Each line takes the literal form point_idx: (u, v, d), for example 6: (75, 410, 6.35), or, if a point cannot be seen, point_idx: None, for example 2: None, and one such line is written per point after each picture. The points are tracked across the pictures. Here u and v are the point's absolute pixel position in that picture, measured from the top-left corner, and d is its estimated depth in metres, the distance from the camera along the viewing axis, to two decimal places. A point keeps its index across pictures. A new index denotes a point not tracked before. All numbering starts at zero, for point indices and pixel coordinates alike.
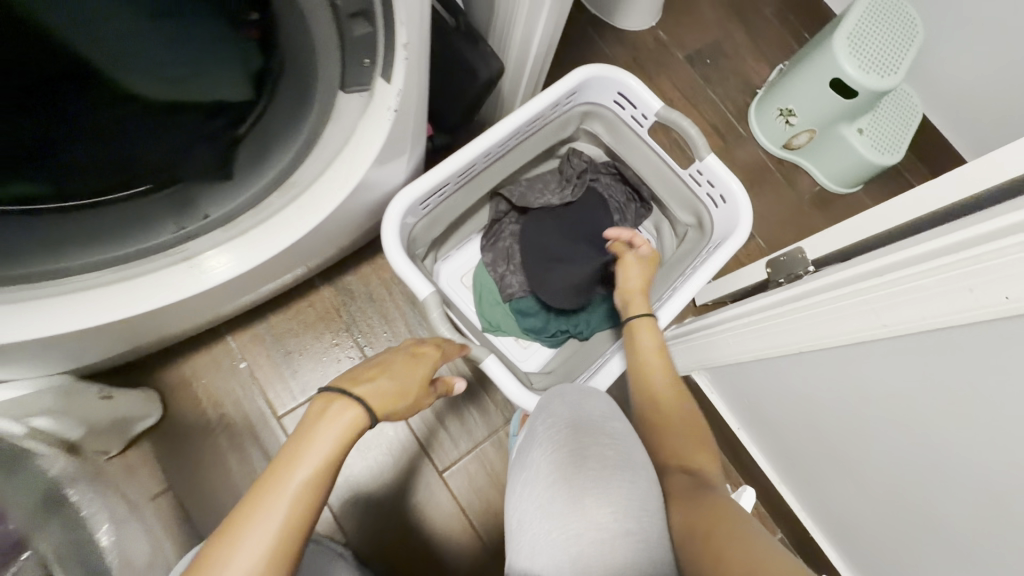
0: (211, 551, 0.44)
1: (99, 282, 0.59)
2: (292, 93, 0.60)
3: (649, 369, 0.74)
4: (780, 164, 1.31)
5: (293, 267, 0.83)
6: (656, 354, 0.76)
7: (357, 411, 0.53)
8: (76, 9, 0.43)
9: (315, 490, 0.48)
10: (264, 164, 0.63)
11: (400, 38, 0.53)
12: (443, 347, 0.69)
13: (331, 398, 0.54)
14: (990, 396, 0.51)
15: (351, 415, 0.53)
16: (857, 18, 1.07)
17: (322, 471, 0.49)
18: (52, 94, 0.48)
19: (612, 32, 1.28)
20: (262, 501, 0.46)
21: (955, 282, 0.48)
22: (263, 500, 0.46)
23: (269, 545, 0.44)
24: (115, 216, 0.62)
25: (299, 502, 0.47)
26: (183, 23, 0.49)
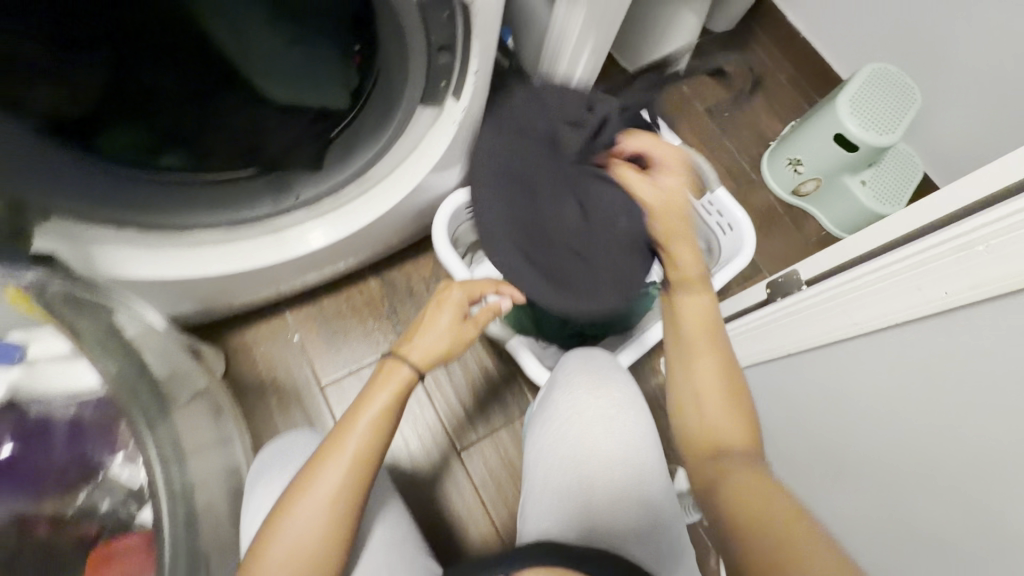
0: (307, 472, 0.58)
1: (214, 240, 0.77)
2: (382, 106, 0.72)
3: (690, 350, 0.70)
4: (789, 208, 1.43)
5: (351, 255, 0.97)
6: (709, 337, 0.69)
7: (407, 370, 0.64)
8: (235, 23, 0.58)
9: (381, 433, 0.61)
10: (350, 159, 0.77)
11: (473, 67, 0.67)
12: (468, 284, 0.71)
13: (391, 359, 0.65)
14: None
15: (401, 373, 0.64)
16: (860, 83, 1.21)
17: (386, 418, 0.61)
18: (204, 84, 0.63)
19: (640, 83, 1.46)
20: (345, 437, 0.59)
21: (909, 283, 0.59)
22: (341, 438, 0.60)
23: (348, 470, 0.58)
24: (229, 190, 0.75)
25: (368, 443, 0.60)
26: (307, 37, 0.63)
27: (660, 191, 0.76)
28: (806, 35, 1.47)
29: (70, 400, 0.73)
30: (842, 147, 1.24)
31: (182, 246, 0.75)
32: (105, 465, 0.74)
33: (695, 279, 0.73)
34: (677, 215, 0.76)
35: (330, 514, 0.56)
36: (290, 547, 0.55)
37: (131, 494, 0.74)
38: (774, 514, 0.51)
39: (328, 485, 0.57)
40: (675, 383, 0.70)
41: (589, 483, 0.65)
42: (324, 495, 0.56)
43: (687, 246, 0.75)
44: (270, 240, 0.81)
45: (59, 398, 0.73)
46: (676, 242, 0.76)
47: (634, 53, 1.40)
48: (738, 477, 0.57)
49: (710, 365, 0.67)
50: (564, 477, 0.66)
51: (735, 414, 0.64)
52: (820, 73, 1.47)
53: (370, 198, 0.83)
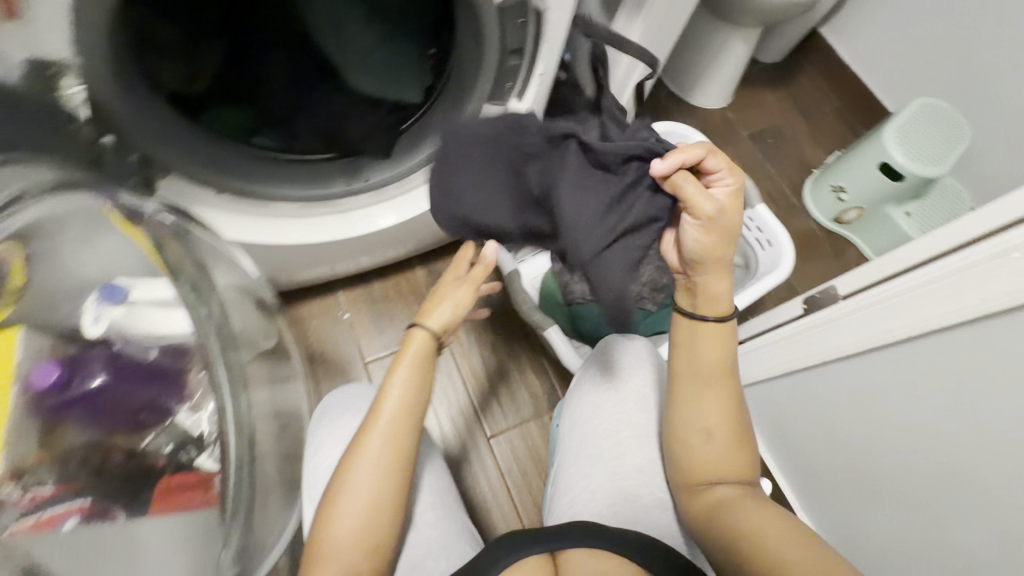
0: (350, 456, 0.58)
1: (290, 211, 0.84)
2: (450, 101, 0.80)
3: (694, 380, 0.63)
4: (830, 235, 1.41)
5: (400, 245, 1.03)
6: (711, 360, 0.63)
7: (423, 335, 0.62)
8: (336, 19, 0.69)
9: (415, 408, 0.60)
10: (417, 149, 0.84)
11: (538, 69, 0.76)
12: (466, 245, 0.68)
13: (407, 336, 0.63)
14: (990, 397, 0.60)
15: (418, 341, 0.62)
16: (909, 115, 1.23)
17: (417, 394, 0.60)
18: (303, 71, 0.72)
19: (686, 106, 1.47)
20: (376, 418, 0.59)
21: (942, 289, 0.61)
22: (376, 416, 0.59)
23: (391, 441, 0.58)
24: (308, 169, 0.83)
25: (401, 420, 0.59)
26: (393, 34, 0.73)
27: (702, 229, 0.59)
28: (856, 68, 1.50)
29: (154, 342, 0.72)
30: (886, 175, 1.25)
31: (260, 215, 0.82)
32: (172, 411, 0.72)
33: (719, 317, 0.62)
34: (726, 247, 0.60)
35: (381, 491, 0.57)
36: (350, 527, 0.55)
37: (195, 444, 0.71)
38: (787, 542, 0.52)
39: (370, 465, 0.57)
40: (673, 413, 0.64)
41: (619, 460, 0.68)
42: (372, 474, 0.57)
43: (710, 274, 0.61)
44: (336, 219, 0.88)
45: (143, 340, 0.72)
46: (704, 269, 0.61)
47: (682, 76, 1.44)
48: (745, 510, 0.57)
49: (710, 395, 0.63)
50: (596, 450, 0.70)
51: (734, 443, 0.62)
52: (868, 105, 1.48)
53: (429, 188, 0.89)
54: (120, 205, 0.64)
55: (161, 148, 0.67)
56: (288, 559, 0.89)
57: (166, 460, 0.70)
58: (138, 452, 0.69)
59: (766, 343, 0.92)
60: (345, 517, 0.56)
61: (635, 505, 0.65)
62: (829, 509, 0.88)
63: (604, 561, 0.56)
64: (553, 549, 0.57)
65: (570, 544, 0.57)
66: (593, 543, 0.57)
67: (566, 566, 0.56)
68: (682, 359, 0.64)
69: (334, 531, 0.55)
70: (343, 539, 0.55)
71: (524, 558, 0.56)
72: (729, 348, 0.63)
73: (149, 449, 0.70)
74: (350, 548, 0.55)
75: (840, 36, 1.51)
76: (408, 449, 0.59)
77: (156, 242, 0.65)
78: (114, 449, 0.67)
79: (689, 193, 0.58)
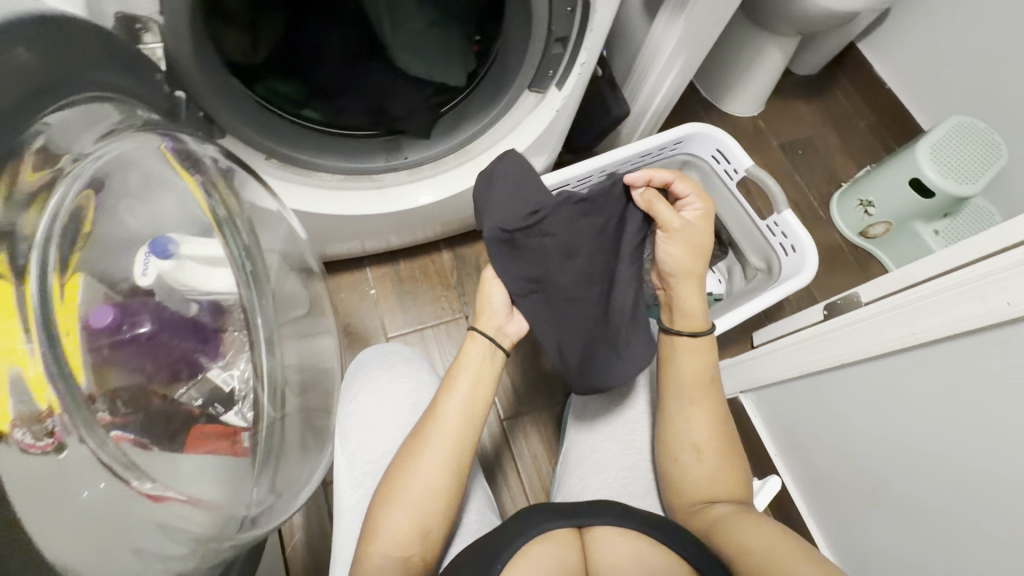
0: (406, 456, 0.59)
1: (328, 183, 0.87)
2: (493, 87, 0.83)
3: (682, 394, 0.66)
4: (854, 249, 1.39)
5: (429, 227, 1.05)
6: (693, 374, 0.67)
7: (484, 341, 0.67)
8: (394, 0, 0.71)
9: (476, 412, 0.62)
10: (455, 131, 0.88)
11: (580, 59, 0.79)
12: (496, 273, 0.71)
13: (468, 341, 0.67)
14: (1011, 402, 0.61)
15: (480, 347, 0.66)
16: (943, 132, 1.22)
17: (478, 398, 0.63)
18: (357, 48, 0.76)
19: (718, 112, 1.47)
20: (438, 414, 0.61)
21: (968, 294, 0.62)
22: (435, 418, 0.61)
23: (453, 439, 0.60)
24: (350, 144, 0.87)
25: (459, 421, 0.61)
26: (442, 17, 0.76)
27: (674, 239, 0.70)
28: (892, 86, 1.50)
29: (197, 296, 0.61)
30: (918, 192, 1.24)
31: (303, 184, 0.85)
32: (207, 368, 0.60)
33: (695, 330, 0.68)
34: (695, 258, 0.70)
35: (440, 485, 0.58)
36: (406, 516, 0.56)
37: (226, 401, 0.60)
38: (779, 547, 0.51)
39: (433, 459, 0.58)
40: (664, 427, 0.66)
41: (631, 435, 0.71)
42: (433, 467, 0.58)
43: (688, 284, 0.69)
44: (373, 194, 0.90)
45: (186, 291, 0.60)
46: (676, 281, 0.70)
47: (716, 82, 1.44)
48: (736, 526, 0.56)
49: (695, 407, 0.65)
50: (608, 428, 0.73)
51: (722, 459, 0.64)
52: (901, 123, 1.47)
53: (463, 170, 0.92)
54: (177, 148, 0.57)
55: (223, 111, 0.71)
56: (303, 520, 0.92)
57: (199, 411, 0.58)
58: (173, 402, 0.55)
59: (781, 346, 0.92)
60: (404, 506, 0.56)
61: (643, 478, 0.68)
62: (836, 515, 0.87)
63: (631, 540, 0.56)
64: (579, 523, 0.57)
65: (596, 519, 0.57)
66: (617, 520, 0.57)
67: (593, 541, 0.56)
68: (669, 374, 0.68)
69: (388, 518, 0.56)
70: (399, 527, 0.55)
71: (550, 530, 0.56)
72: (711, 362, 0.68)
73: (183, 400, 0.56)
74: (405, 544, 0.55)
75: (877, 53, 1.51)
76: (467, 447, 0.61)
77: (204, 181, 0.61)
78: (155, 398, 0.53)
79: (657, 206, 0.72)
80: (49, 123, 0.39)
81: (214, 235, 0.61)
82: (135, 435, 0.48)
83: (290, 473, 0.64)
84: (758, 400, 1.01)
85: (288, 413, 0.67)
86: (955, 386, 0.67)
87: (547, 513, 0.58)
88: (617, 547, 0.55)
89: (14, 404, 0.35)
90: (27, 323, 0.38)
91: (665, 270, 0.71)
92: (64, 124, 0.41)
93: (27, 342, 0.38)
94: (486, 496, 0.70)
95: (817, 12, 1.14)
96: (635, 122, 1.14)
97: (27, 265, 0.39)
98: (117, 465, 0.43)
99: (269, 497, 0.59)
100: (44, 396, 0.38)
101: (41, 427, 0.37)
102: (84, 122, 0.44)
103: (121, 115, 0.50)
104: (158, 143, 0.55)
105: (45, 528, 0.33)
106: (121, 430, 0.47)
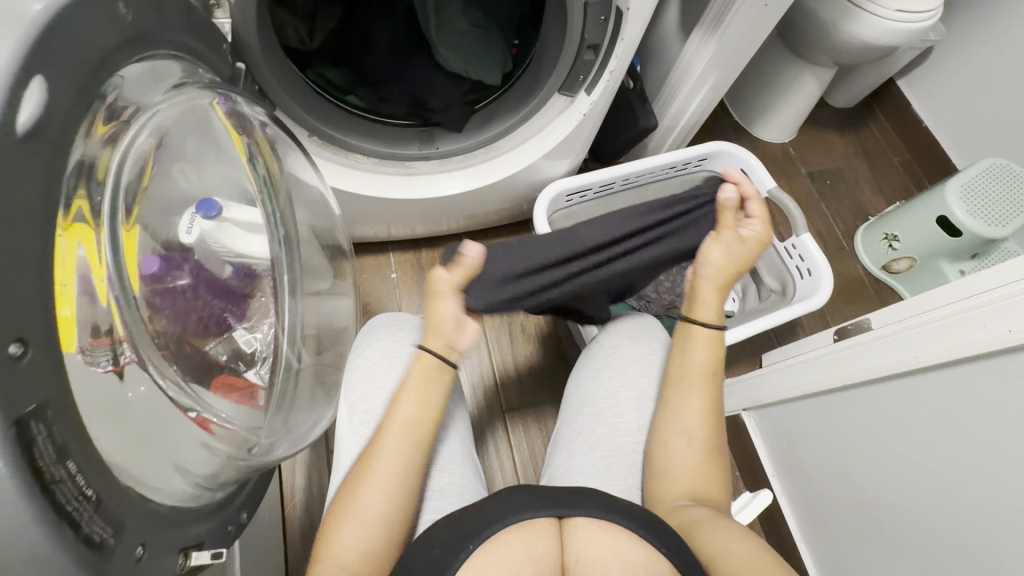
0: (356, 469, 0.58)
1: (362, 165, 0.92)
2: (526, 88, 0.88)
3: (684, 384, 0.66)
4: (877, 284, 1.35)
5: (452, 218, 1.09)
6: (700, 363, 0.67)
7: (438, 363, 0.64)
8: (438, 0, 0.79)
9: (418, 427, 0.60)
10: (487, 126, 0.92)
11: (610, 66, 0.83)
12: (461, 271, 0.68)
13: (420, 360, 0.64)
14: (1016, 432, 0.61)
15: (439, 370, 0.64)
16: (976, 173, 1.19)
17: (424, 414, 0.61)
18: (408, 41, 0.84)
19: (748, 136, 1.48)
20: (379, 438, 0.59)
21: (974, 320, 0.63)
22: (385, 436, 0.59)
23: (400, 461, 0.57)
24: (388, 132, 0.92)
25: (411, 440, 0.59)
26: (481, 17, 0.82)
27: (722, 240, 0.74)
28: (929, 123, 1.48)
29: (232, 258, 0.64)
30: (945, 231, 1.21)
31: (340, 164, 0.91)
32: (232, 329, 0.62)
33: (706, 322, 0.70)
34: (732, 262, 0.72)
35: (388, 508, 0.55)
36: (354, 536, 0.53)
37: (247, 360, 0.63)
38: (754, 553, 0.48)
39: (378, 482, 0.56)
40: (661, 414, 0.65)
41: (617, 418, 0.69)
42: (378, 492, 0.55)
43: (710, 280, 0.72)
44: (403, 180, 0.95)
45: (223, 253, 0.63)
46: (704, 285, 0.72)
47: (748, 106, 1.46)
48: (717, 527, 0.53)
49: (696, 397, 0.65)
50: (592, 409, 0.71)
51: (709, 456, 0.62)
52: (936, 160, 1.45)
53: (491, 165, 0.96)
54: (230, 108, 0.63)
55: (278, 90, 0.77)
56: (304, 481, 0.96)
57: (223, 362, 0.59)
58: (201, 353, 0.56)
59: (785, 363, 0.92)
60: (355, 525, 0.54)
61: (627, 457, 0.66)
62: (829, 536, 0.86)
63: (615, 536, 0.49)
64: (560, 513, 0.51)
65: (577, 510, 0.51)
66: (600, 513, 0.50)
67: (572, 533, 0.49)
68: (675, 361, 0.69)
69: (339, 537, 0.53)
70: (347, 547, 0.53)
71: (529, 516, 0.50)
72: (717, 357, 0.68)
73: (211, 352, 0.58)
74: (354, 559, 0.52)
75: (916, 90, 1.49)
76: (412, 470, 0.58)
77: (250, 142, 0.66)
78: (187, 346, 0.54)
79: (726, 212, 0.76)
80: (124, 76, 0.44)
81: (256, 205, 0.66)
82: (178, 369, 0.50)
83: (298, 423, 0.68)
84: (761, 419, 1.00)
85: (303, 367, 0.71)
86: (960, 411, 0.67)
87: (530, 497, 0.52)
88: (597, 543, 0.48)
89: (85, 303, 0.38)
90: (101, 248, 0.41)
91: (699, 265, 0.74)
92: (136, 77, 0.46)
93: (100, 254, 0.41)
94: (474, 467, 0.70)
95: (855, 43, 1.15)
96: (662, 136, 1.17)
97: (101, 205, 0.41)
98: (176, 392, 0.48)
99: (281, 431, 0.63)
100: (106, 301, 0.40)
101: (109, 352, 0.40)
102: (152, 78, 0.49)
103: (187, 74, 0.55)
104: (212, 101, 0.59)
105: (99, 425, 0.36)
106: (171, 361, 0.49)
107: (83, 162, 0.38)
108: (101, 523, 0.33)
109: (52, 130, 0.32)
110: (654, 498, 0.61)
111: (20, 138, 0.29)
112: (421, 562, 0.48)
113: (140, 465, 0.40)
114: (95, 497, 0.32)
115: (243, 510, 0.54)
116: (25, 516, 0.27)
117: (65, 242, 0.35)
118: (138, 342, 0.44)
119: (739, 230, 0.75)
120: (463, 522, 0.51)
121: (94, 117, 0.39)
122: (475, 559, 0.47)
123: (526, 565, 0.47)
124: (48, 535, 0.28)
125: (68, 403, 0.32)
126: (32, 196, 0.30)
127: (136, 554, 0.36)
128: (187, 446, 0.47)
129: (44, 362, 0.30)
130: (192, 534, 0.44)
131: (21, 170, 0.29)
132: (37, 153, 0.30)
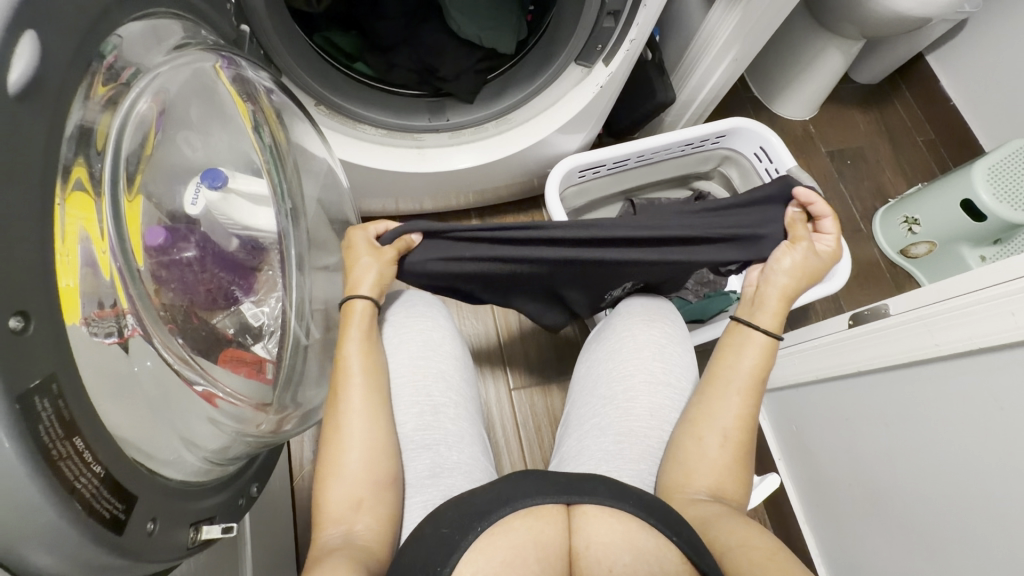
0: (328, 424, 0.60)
1: (371, 138, 0.89)
2: (540, 58, 0.85)
3: (732, 384, 0.64)
4: (893, 267, 1.32)
5: (460, 194, 1.06)
6: (751, 367, 0.65)
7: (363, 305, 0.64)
8: None
9: (375, 382, 0.62)
10: (499, 99, 0.89)
11: (630, 35, 0.79)
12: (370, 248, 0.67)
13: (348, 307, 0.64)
14: None
15: (361, 309, 0.64)
16: (1005, 154, 1.12)
17: (366, 369, 0.62)
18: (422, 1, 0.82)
19: (767, 112, 1.43)
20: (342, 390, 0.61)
21: (999, 308, 0.61)
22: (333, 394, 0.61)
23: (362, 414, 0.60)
24: (397, 102, 0.89)
25: (369, 395, 0.61)
26: None
27: (796, 253, 0.72)
28: (956, 100, 1.42)
29: (238, 231, 0.62)
30: (968, 214, 1.15)
31: (347, 134, 0.88)
32: (240, 302, 0.61)
33: (766, 330, 0.67)
34: (804, 275, 0.70)
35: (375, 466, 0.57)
36: (342, 489, 0.56)
37: (255, 334, 0.61)
38: (770, 556, 0.46)
39: (361, 437, 0.58)
40: (697, 407, 0.64)
41: (630, 402, 0.68)
42: (365, 459, 0.57)
43: (780, 289, 0.70)
44: (412, 152, 0.92)
45: (229, 226, 0.60)
46: (773, 288, 0.70)
47: (770, 81, 1.40)
48: (734, 520, 0.53)
49: (740, 400, 0.63)
50: (602, 393, 0.71)
51: (740, 459, 0.61)
52: (961, 140, 1.39)
53: (502, 139, 0.93)
54: (233, 73, 0.60)
55: (283, 53, 0.73)
56: (313, 454, 0.97)
57: (231, 336, 0.58)
58: (209, 326, 0.55)
59: (801, 347, 0.91)
60: (344, 478, 0.56)
61: (640, 444, 0.65)
62: (835, 518, 0.87)
63: (627, 524, 0.48)
64: (569, 499, 0.50)
65: (588, 497, 0.50)
66: (610, 501, 0.49)
67: (582, 519, 0.49)
68: (725, 361, 0.66)
69: (331, 492, 0.56)
70: (341, 498, 0.55)
71: (537, 502, 0.49)
72: (767, 366, 0.66)
73: (218, 326, 0.56)
74: (351, 513, 0.55)
75: (945, 65, 1.43)
76: (385, 425, 0.61)
77: (255, 110, 0.64)
78: (193, 320, 0.52)
79: (796, 224, 0.74)
80: (123, 35, 0.42)
81: (262, 176, 0.63)
82: (186, 345, 0.49)
83: (308, 394, 0.67)
84: (771, 404, 1.01)
85: (313, 343, 0.69)
86: (975, 399, 0.66)
87: (539, 481, 0.51)
88: (608, 529, 0.48)
89: (88, 275, 0.36)
90: (102, 219, 0.39)
91: (768, 273, 0.72)
92: (136, 36, 0.44)
93: (101, 225, 0.39)
94: (484, 446, 0.69)
95: (886, 14, 1.09)
96: (680, 109, 1.14)
97: (102, 172, 0.39)
98: (181, 363, 0.46)
99: (290, 405, 0.63)
100: (110, 273, 0.39)
101: (114, 324, 0.39)
102: (152, 38, 0.47)
103: (188, 33, 0.52)
104: (214, 63, 0.56)
105: (109, 401, 0.36)
106: (178, 338, 0.48)
107: (82, 127, 0.36)
108: (111, 498, 0.32)
109: (48, 92, 0.30)
110: (669, 487, 0.60)
111: (14, 97, 0.28)
112: (428, 540, 0.47)
113: (149, 438, 0.40)
114: (105, 472, 0.32)
115: (253, 483, 0.55)
116: (35, 490, 0.27)
117: (65, 212, 0.34)
118: (144, 315, 0.42)
119: (813, 244, 0.72)
120: (472, 498, 0.51)
121: (93, 78, 0.37)
122: (483, 543, 0.46)
123: (533, 548, 0.46)
124: (61, 509, 0.28)
125: (77, 377, 0.31)
126: (32, 163, 0.29)
127: (147, 528, 0.36)
128: (196, 421, 0.47)
129: (49, 335, 0.29)
130: (202, 508, 0.44)
131: (16, 132, 0.28)
132: (33, 117, 0.29)
